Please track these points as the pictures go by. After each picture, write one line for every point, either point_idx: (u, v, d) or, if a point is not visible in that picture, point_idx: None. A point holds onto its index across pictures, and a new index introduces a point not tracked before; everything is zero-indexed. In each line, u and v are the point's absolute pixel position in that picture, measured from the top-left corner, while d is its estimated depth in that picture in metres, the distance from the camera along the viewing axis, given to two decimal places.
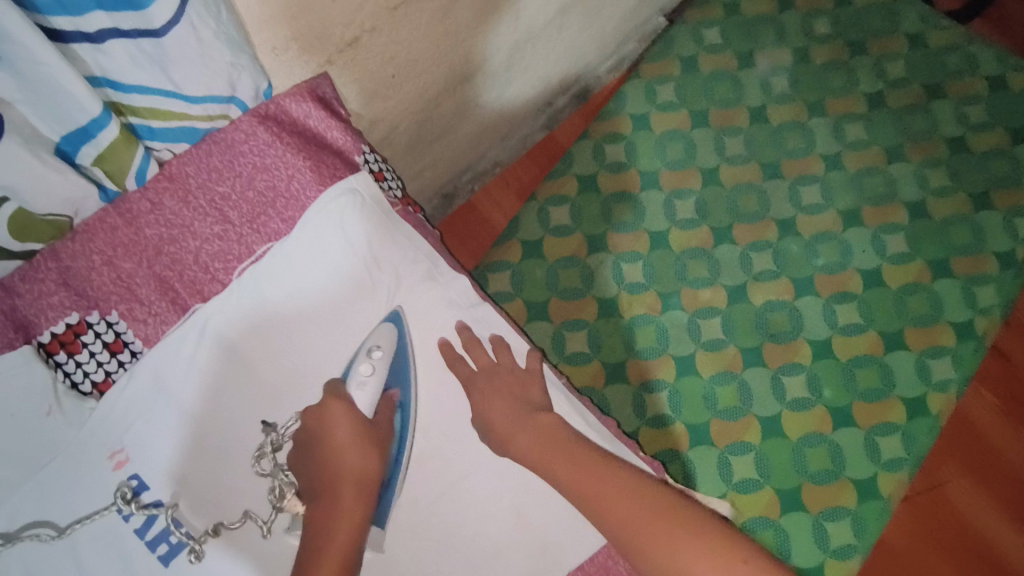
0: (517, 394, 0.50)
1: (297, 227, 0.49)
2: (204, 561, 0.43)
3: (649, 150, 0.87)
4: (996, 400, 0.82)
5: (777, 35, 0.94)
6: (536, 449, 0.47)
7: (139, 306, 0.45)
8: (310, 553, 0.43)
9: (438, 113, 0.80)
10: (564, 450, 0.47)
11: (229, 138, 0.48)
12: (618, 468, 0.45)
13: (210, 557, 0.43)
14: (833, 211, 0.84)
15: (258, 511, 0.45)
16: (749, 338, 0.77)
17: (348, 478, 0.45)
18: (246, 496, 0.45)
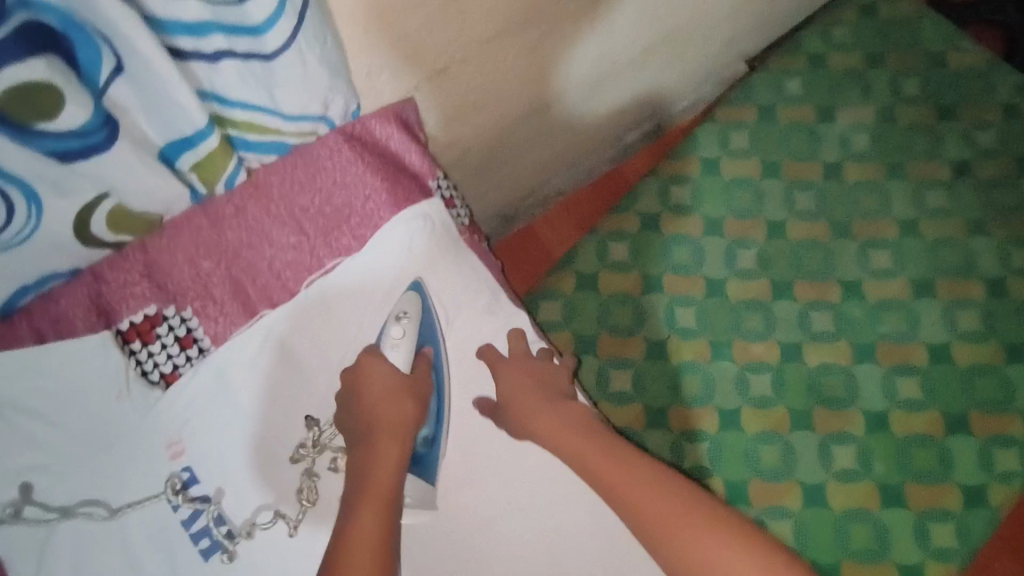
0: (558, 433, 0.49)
1: (368, 246, 0.50)
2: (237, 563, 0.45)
3: (715, 196, 0.86)
4: None
5: (862, 92, 0.92)
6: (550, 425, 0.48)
7: (212, 305, 0.47)
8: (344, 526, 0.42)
9: (510, 139, 0.81)
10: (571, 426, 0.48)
11: (315, 153, 0.50)
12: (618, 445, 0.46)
13: (242, 554, 0.45)
14: (904, 278, 0.80)
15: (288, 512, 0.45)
16: (801, 400, 0.75)
17: (387, 460, 0.45)
18: (281, 496, 0.46)
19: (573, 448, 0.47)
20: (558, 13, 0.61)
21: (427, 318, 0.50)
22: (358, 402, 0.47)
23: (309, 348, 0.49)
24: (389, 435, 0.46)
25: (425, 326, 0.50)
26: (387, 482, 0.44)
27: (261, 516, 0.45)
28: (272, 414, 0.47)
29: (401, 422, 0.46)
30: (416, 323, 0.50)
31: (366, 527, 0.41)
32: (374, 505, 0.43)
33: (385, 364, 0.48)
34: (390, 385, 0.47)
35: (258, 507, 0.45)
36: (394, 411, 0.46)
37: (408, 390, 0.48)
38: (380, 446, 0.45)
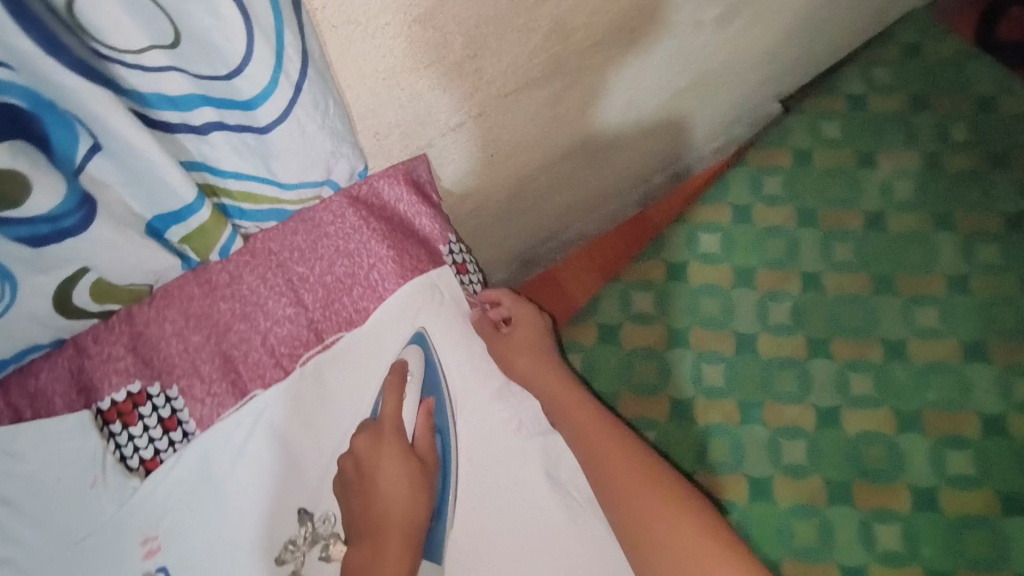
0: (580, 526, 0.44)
1: (371, 319, 0.47)
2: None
3: (748, 246, 0.77)
4: None
5: (907, 136, 0.83)
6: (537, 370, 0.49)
7: (199, 384, 0.43)
8: None
9: (530, 187, 0.76)
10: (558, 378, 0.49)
11: (317, 218, 0.47)
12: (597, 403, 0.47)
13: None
14: (954, 340, 0.70)
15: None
16: (839, 471, 0.65)
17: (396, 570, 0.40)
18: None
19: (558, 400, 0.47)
20: (585, 64, 0.57)
21: (432, 370, 0.47)
22: (367, 497, 0.42)
23: (302, 431, 0.45)
24: (402, 537, 0.41)
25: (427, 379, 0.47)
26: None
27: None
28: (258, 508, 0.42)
29: (412, 522, 0.42)
30: (421, 381, 0.47)
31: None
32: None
33: (399, 450, 0.43)
34: (405, 479, 0.42)
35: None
36: (406, 511, 0.42)
37: (420, 481, 0.43)
38: (390, 551, 0.40)
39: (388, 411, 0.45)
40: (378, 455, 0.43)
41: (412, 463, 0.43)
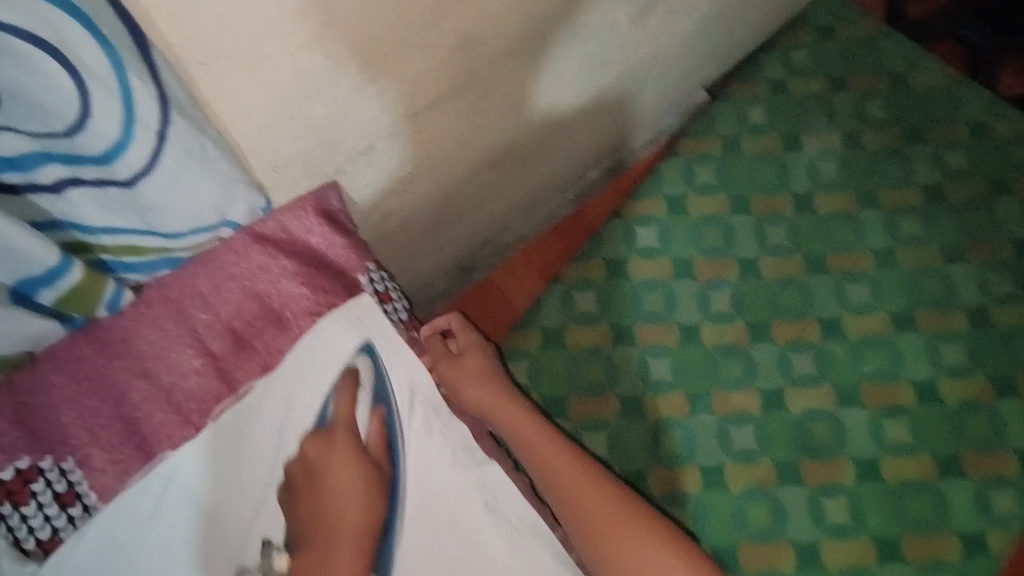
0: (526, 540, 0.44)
1: (286, 363, 0.44)
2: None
3: (683, 237, 0.81)
4: None
5: (827, 116, 0.88)
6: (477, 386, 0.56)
7: (98, 453, 0.40)
8: None
9: (459, 196, 0.75)
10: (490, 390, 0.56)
11: (218, 260, 0.43)
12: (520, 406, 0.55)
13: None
14: (883, 312, 0.76)
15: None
16: (785, 450, 0.70)
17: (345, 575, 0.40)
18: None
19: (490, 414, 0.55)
20: (500, 75, 0.56)
21: (381, 380, 0.45)
22: (316, 498, 0.41)
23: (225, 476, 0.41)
24: (352, 537, 0.41)
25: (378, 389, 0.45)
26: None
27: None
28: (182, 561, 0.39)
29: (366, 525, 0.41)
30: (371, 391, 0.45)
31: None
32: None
33: (351, 453, 0.42)
34: (359, 480, 0.42)
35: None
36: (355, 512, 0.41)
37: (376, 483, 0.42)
38: (338, 548, 0.40)
39: (339, 413, 0.43)
40: (329, 459, 0.42)
41: (366, 468, 0.43)
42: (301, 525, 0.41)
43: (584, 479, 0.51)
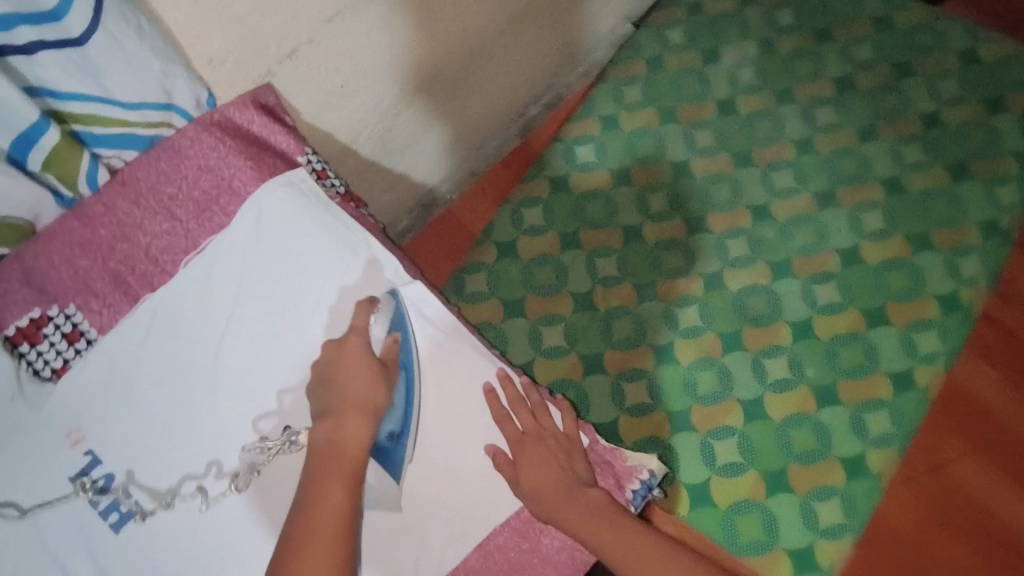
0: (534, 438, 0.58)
1: (236, 218, 0.54)
2: (151, 520, 0.52)
3: (620, 149, 1.06)
4: (995, 375, 0.94)
5: (741, 30, 1.14)
6: (524, 449, 0.57)
7: (94, 298, 0.52)
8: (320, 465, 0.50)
9: (398, 122, 0.84)
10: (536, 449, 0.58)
11: (176, 145, 0.53)
12: (557, 461, 0.58)
13: (152, 521, 0.52)
14: (807, 194, 1.01)
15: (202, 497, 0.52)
16: (729, 322, 0.95)
17: (356, 432, 0.51)
18: (215, 472, 0.53)
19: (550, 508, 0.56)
20: None
21: (400, 315, 0.57)
22: (334, 377, 0.53)
23: (207, 314, 0.54)
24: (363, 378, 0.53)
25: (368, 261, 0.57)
26: (354, 448, 0.51)
27: (183, 490, 0.53)
28: (182, 379, 0.53)
29: (373, 404, 0.53)
30: (389, 317, 0.56)
31: (330, 488, 0.49)
32: (337, 475, 0.50)
33: (363, 355, 0.54)
34: (367, 372, 0.53)
35: (180, 483, 0.53)
36: (368, 394, 0.53)
37: (380, 374, 0.53)
38: (352, 416, 0.52)
39: (318, 241, 0.55)
40: (343, 352, 0.54)
41: (375, 367, 0.54)
42: (321, 402, 0.53)
43: (636, 540, 0.55)
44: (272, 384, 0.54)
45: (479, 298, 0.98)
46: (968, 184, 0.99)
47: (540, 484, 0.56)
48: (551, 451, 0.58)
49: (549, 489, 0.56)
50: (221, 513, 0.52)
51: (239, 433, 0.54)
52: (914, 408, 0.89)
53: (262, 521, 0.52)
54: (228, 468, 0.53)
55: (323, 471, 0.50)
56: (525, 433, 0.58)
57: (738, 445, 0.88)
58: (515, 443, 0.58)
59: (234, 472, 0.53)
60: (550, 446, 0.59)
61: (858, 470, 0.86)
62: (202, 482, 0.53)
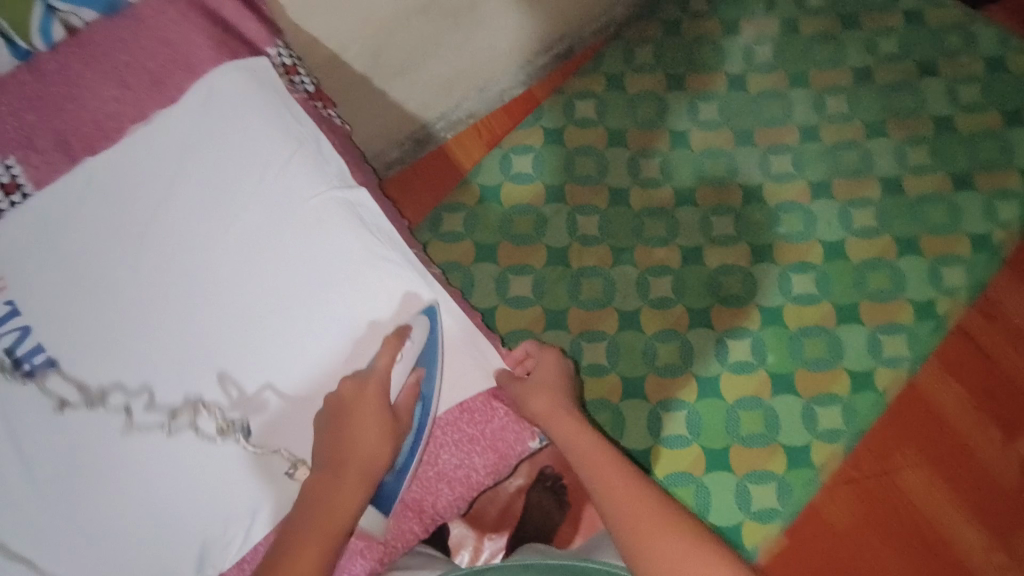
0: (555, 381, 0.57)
1: (188, 95, 0.52)
2: (67, 416, 0.48)
3: (621, 110, 1.04)
4: (962, 390, 0.91)
5: (767, 5, 1.09)
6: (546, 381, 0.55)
7: (35, 154, 0.50)
8: (321, 500, 0.45)
9: (394, 42, 0.82)
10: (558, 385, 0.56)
11: (140, 14, 0.52)
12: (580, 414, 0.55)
13: (75, 418, 0.48)
14: (803, 181, 0.99)
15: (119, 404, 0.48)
16: (700, 298, 0.93)
17: (349, 501, 0.46)
18: (146, 399, 0.48)
19: (551, 407, 0.53)
20: None
21: (432, 343, 0.51)
22: (346, 439, 0.47)
23: (148, 188, 0.51)
24: (373, 421, 0.47)
25: (317, 160, 0.53)
26: (343, 513, 0.45)
27: (110, 400, 0.48)
28: (111, 252, 0.50)
29: (373, 468, 0.47)
30: (418, 349, 0.50)
31: (307, 558, 0.44)
32: (320, 537, 0.44)
33: (378, 409, 0.47)
34: (376, 428, 0.47)
35: (110, 389, 0.48)
36: (372, 454, 0.47)
37: (391, 433, 0.47)
38: (346, 485, 0.46)
39: (268, 131, 0.52)
40: (357, 401, 0.47)
41: (388, 424, 0.47)
42: (324, 455, 0.47)
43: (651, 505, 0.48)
44: (207, 276, 0.50)
45: (455, 238, 0.98)
46: (968, 195, 0.96)
47: (546, 390, 0.54)
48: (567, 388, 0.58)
49: (555, 401, 0.53)
50: (141, 444, 0.48)
51: (187, 385, 0.49)
52: (868, 409, 0.88)
53: (191, 466, 0.48)
54: (166, 403, 0.49)
55: (320, 507, 0.45)
56: (542, 368, 0.58)
57: (685, 419, 0.88)
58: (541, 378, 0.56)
59: (173, 410, 0.48)
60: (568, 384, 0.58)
61: (799, 460, 0.86)
62: (131, 402, 0.48)
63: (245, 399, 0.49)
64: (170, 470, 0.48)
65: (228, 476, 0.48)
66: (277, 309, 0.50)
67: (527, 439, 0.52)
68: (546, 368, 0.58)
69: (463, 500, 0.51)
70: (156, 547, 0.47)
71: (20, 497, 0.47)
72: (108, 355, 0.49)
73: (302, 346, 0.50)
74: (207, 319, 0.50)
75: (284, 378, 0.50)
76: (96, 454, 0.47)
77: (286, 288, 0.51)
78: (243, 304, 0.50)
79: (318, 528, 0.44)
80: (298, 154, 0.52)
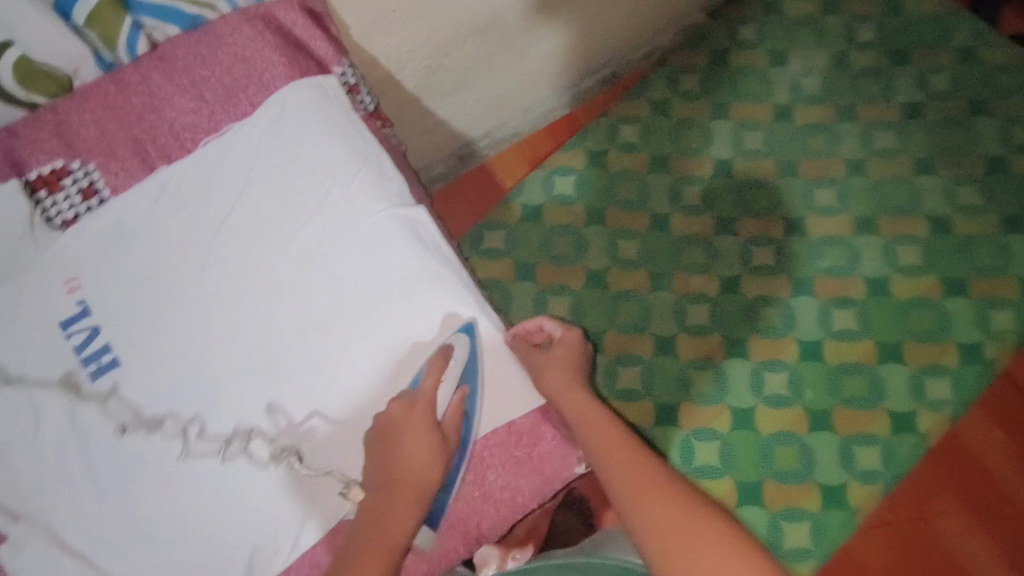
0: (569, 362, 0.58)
1: (259, 110, 0.54)
2: (126, 439, 0.49)
3: (664, 136, 1.04)
4: (1006, 437, 0.88)
5: (816, 38, 1.09)
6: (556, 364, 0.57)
7: (114, 162, 0.52)
8: (375, 516, 0.46)
9: (447, 63, 0.84)
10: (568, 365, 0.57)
11: (218, 31, 0.54)
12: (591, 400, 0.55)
13: (132, 441, 0.49)
14: (847, 215, 0.98)
15: (180, 415, 0.50)
16: (738, 329, 0.92)
17: (403, 519, 0.46)
18: (198, 429, 0.49)
19: (563, 383, 0.55)
20: None
21: (473, 359, 0.51)
22: (390, 451, 0.47)
23: (217, 199, 0.53)
24: (421, 436, 0.48)
25: (379, 178, 0.54)
26: (397, 534, 0.46)
27: (164, 428, 0.49)
28: (179, 259, 0.52)
29: (424, 487, 0.47)
30: (462, 366, 0.51)
31: (365, 573, 0.44)
32: (379, 554, 0.45)
33: (426, 423, 0.48)
34: (425, 446, 0.47)
35: (165, 417, 0.49)
36: (422, 474, 0.47)
37: (438, 449, 0.48)
38: (398, 504, 0.47)
39: (334, 147, 0.54)
40: (408, 418, 0.48)
41: (434, 436, 0.48)
42: (376, 469, 0.48)
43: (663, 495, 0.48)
44: (269, 287, 0.52)
45: (495, 255, 0.99)
46: (1019, 237, 0.94)
47: (559, 366, 0.57)
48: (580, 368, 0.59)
49: (568, 377, 0.56)
50: (195, 472, 0.49)
51: (246, 394, 0.50)
52: (907, 451, 0.86)
53: (244, 491, 0.49)
54: (218, 433, 0.49)
55: (376, 522, 0.46)
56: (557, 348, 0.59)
57: (719, 450, 0.87)
58: (554, 361, 0.57)
59: (225, 438, 0.49)
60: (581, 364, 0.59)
61: (834, 500, 0.84)
62: (186, 428, 0.49)
63: (293, 428, 0.50)
64: (222, 484, 0.49)
65: (269, 509, 0.49)
66: (334, 322, 0.51)
67: (574, 464, 0.52)
68: (561, 349, 0.59)
69: (506, 523, 0.51)
70: (205, 550, 0.48)
71: (81, 491, 0.48)
72: (171, 359, 0.51)
73: (356, 360, 0.51)
74: (266, 328, 0.51)
75: (336, 392, 0.51)
76: (153, 460, 0.49)
77: (344, 302, 0.52)
78: (301, 316, 0.51)
79: (373, 547, 0.45)
80: (360, 172, 0.53)
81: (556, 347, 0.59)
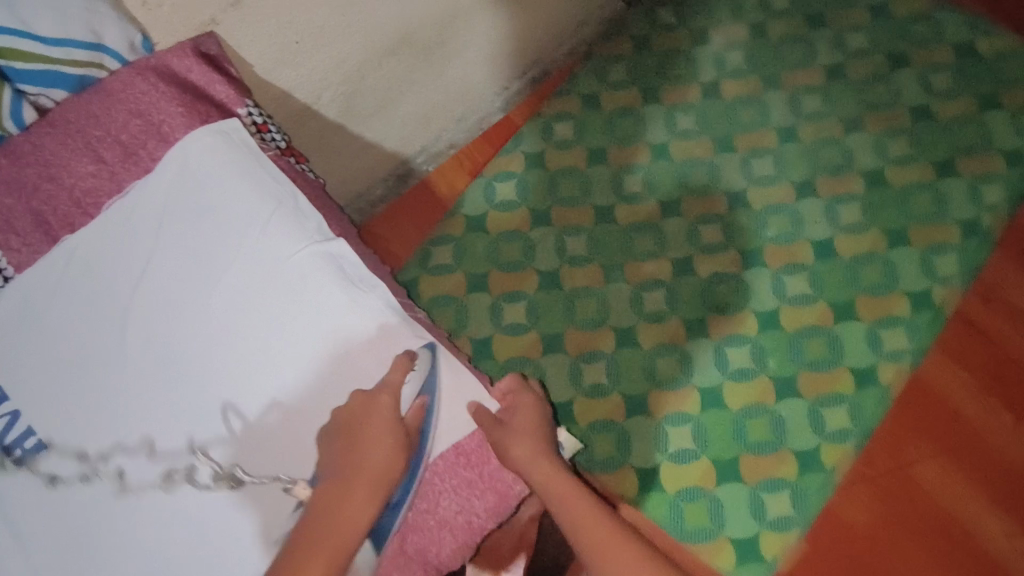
0: (535, 429, 0.53)
1: (162, 164, 0.53)
2: (59, 491, 0.48)
3: (599, 127, 1.05)
4: (969, 375, 0.89)
5: (733, 13, 1.11)
6: (522, 434, 0.52)
7: (14, 237, 0.51)
8: (333, 507, 0.45)
9: (365, 86, 0.83)
10: (532, 429, 0.53)
11: (110, 88, 0.54)
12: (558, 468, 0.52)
13: (68, 492, 0.48)
14: (786, 182, 0.99)
15: (124, 445, 0.48)
16: (695, 309, 0.93)
17: (358, 513, 0.45)
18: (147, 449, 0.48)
19: (531, 454, 0.51)
20: None
21: (432, 376, 0.50)
22: (352, 443, 0.47)
23: (129, 259, 0.52)
24: (386, 425, 0.47)
25: (297, 216, 0.53)
26: (348, 531, 0.45)
27: (107, 464, 0.48)
28: (95, 325, 0.50)
29: (387, 473, 0.47)
30: (423, 376, 0.50)
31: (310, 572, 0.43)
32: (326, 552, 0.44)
33: (388, 415, 0.48)
34: (388, 435, 0.47)
35: (109, 451, 0.48)
36: (387, 464, 0.47)
37: (400, 441, 0.47)
38: (358, 491, 0.46)
39: (243, 189, 0.53)
40: (372, 409, 0.48)
41: (396, 428, 0.48)
42: (335, 461, 0.47)
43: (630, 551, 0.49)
44: (190, 339, 0.50)
45: (445, 270, 0.98)
46: (953, 180, 0.97)
47: (527, 440, 0.51)
48: (544, 428, 0.54)
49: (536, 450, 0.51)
50: (132, 509, 0.47)
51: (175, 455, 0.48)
52: (873, 405, 0.87)
53: (186, 526, 0.47)
54: (166, 449, 0.48)
55: (331, 513, 0.45)
56: (517, 415, 0.54)
57: (691, 432, 0.87)
58: (518, 430, 0.52)
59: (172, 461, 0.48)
60: (543, 423, 0.55)
61: (810, 464, 0.85)
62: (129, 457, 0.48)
63: (249, 428, 0.49)
64: (159, 539, 0.46)
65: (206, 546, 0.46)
66: (264, 368, 0.50)
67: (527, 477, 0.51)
68: (521, 413, 0.54)
69: (466, 548, 0.50)
70: None
71: None
72: (95, 429, 0.49)
73: (291, 404, 0.49)
74: (194, 385, 0.49)
75: (272, 437, 0.48)
76: (86, 528, 0.47)
77: (270, 342, 0.50)
78: (227, 364, 0.50)
79: (322, 543, 0.44)
80: (277, 212, 0.53)
81: (515, 413, 0.54)
